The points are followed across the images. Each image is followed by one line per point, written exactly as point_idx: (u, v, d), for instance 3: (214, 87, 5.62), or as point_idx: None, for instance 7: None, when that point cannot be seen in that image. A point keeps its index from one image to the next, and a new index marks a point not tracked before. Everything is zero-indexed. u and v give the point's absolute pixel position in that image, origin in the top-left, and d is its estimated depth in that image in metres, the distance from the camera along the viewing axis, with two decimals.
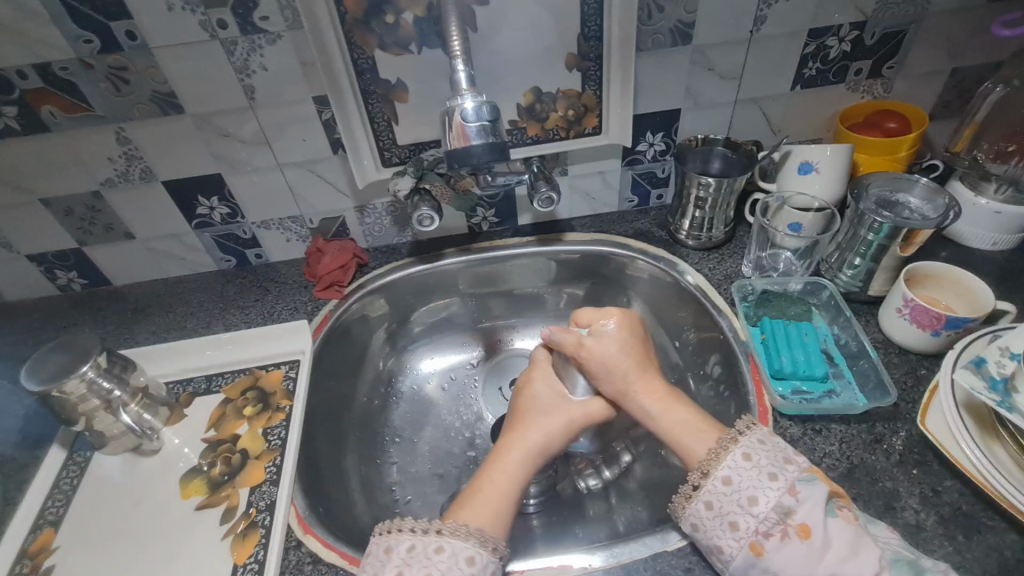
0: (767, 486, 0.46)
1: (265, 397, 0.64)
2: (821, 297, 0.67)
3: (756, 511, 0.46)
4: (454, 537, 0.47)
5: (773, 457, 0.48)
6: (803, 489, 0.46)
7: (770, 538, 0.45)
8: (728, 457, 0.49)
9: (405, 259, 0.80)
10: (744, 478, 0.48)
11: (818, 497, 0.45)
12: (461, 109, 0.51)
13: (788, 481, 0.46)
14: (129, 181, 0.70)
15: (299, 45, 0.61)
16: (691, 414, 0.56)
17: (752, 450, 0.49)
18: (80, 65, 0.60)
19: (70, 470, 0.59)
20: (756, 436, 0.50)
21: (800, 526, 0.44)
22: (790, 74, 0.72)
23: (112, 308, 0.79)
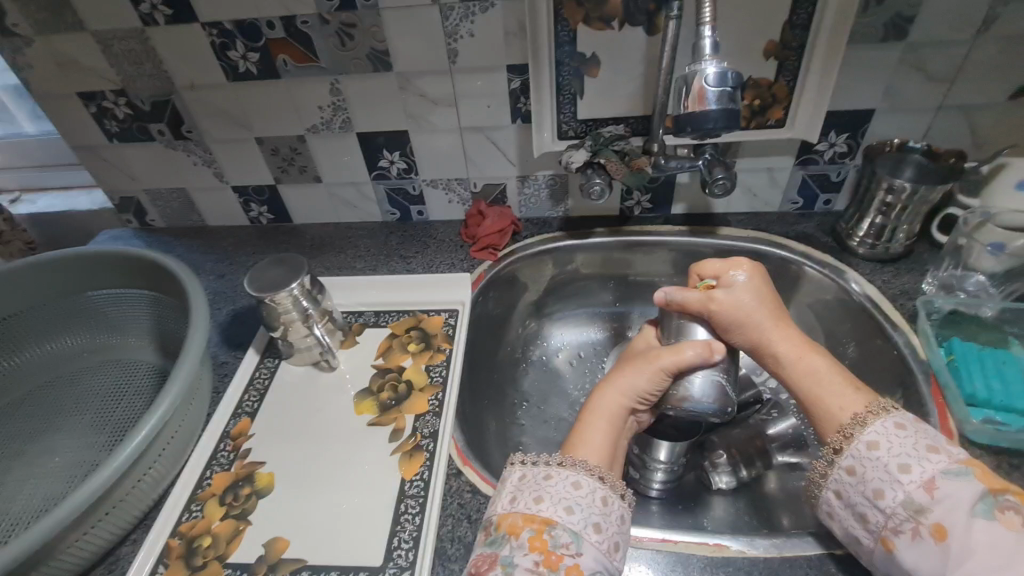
0: (896, 480, 0.44)
1: (427, 338, 0.69)
2: (1023, 327, 0.60)
3: (881, 505, 0.45)
4: (584, 474, 0.48)
5: (908, 445, 0.45)
6: (943, 485, 0.42)
7: (900, 535, 0.43)
8: (861, 436, 0.47)
9: (556, 232, 0.83)
10: (872, 467, 0.46)
11: (963, 494, 0.41)
12: (702, 75, 0.50)
13: (923, 475, 0.44)
14: (330, 129, 0.78)
15: (509, 15, 0.65)
16: (826, 369, 0.53)
17: (883, 437, 0.47)
18: (319, 20, 0.68)
19: (262, 371, 0.67)
20: (888, 421, 0.47)
21: (934, 526, 0.41)
22: (1014, 82, 0.66)
23: (292, 242, 0.88)
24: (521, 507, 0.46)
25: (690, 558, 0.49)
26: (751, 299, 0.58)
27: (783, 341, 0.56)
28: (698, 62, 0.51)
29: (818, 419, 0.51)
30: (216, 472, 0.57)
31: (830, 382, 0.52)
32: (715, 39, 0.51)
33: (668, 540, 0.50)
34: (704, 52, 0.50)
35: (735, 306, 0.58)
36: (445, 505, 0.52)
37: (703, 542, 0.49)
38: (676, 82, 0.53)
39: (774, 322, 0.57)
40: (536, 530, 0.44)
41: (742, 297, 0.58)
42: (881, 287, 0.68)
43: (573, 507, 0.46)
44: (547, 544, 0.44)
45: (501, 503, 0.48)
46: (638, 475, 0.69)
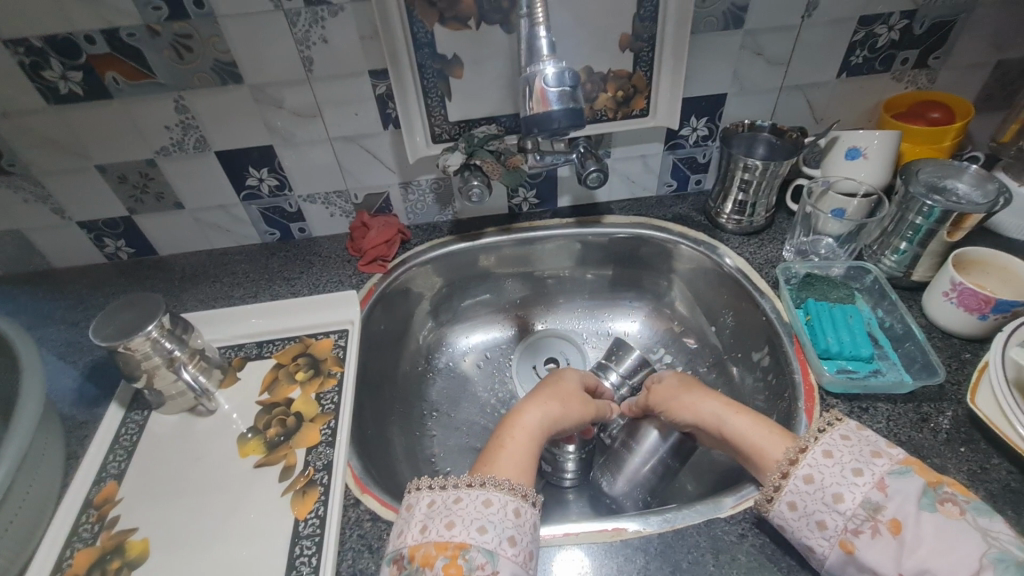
0: (852, 483, 0.42)
1: (316, 364, 0.65)
2: (864, 281, 0.67)
3: (840, 508, 0.42)
4: (498, 492, 0.47)
5: (858, 451, 0.44)
6: (893, 483, 0.41)
7: (859, 535, 0.41)
8: (811, 450, 0.45)
9: (446, 236, 0.81)
10: (829, 476, 0.44)
11: (910, 490, 0.40)
12: (541, 76, 0.52)
13: (874, 475, 0.42)
14: (183, 150, 0.72)
15: (360, 18, 0.62)
16: (753, 426, 0.53)
17: (833, 448, 0.45)
18: (147, 32, 0.61)
19: (129, 427, 0.60)
20: (836, 434, 0.46)
21: (890, 522, 0.40)
22: (836, 61, 0.73)
23: (158, 276, 0.80)
24: (432, 537, 0.45)
25: (592, 546, 0.50)
26: (679, 380, 0.64)
27: (706, 403, 0.59)
28: (536, 63, 0.52)
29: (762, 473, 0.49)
30: (78, 549, 0.51)
31: (761, 428, 0.53)
32: (551, 40, 0.53)
33: (570, 534, 0.51)
34: (540, 54, 0.52)
35: (669, 393, 0.63)
36: (343, 540, 0.50)
37: (602, 529, 0.51)
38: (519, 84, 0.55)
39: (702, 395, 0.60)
40: (449, 556, 0.43)
41: (672, 384, 0.64)
42: (749, 259, 0.74)
43: (486, 526, 0.45)
44: (462, 570, 0.43)
45: (412, 534, 0.46)
46: (548, 468, 0.69)
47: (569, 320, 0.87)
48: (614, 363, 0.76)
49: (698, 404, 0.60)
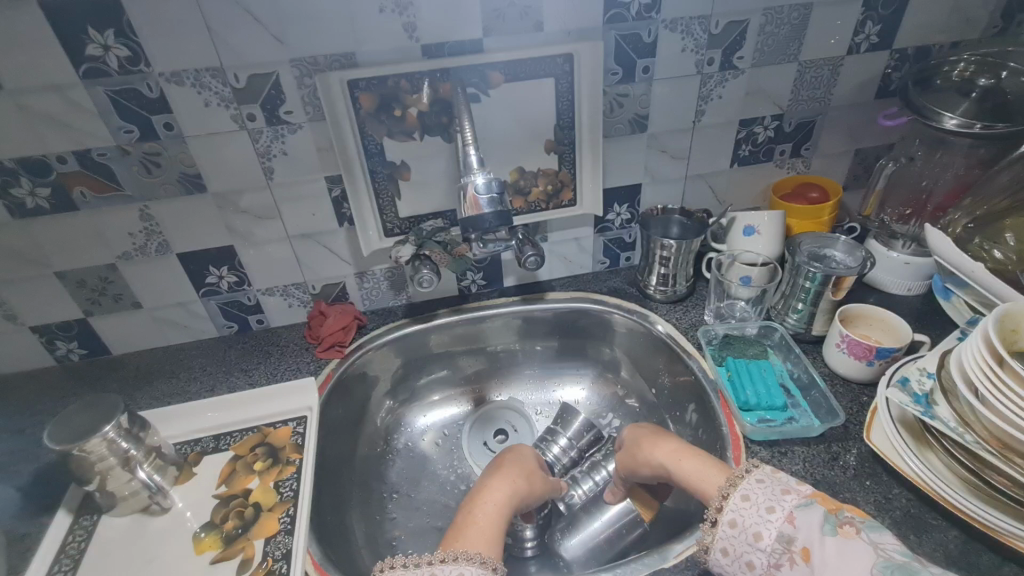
0: (767, 520, 0.48)
1: (274, 452, 0.66)
2: (774, 338, 0.77)
3: (761, 545, 0.48)
4: (470, 566, 0.51)
5: (770, 492, 0.50)
6: (799, 515, 0.47)
7: (781, 569, 0.46)
8: (735, 492, 0.51)
9: (401, 319, 0.87)
10: (749, 516, 0.49)
11: (814, 519, 0.46)
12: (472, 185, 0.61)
13: (783, 511, 0.48)
14: (146, 253, 0.76)
15: (317, 134, 0.70)
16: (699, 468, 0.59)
17: (751, 490, 0.51)
18: (118, 151, 0.67)
19: (77, 534, 0.59)
20: (752, 478, 0.52)
21: (802, 550, 0.45)
22: (728, 154, 0.87)
23: (111, 376, 0.81)
24: None
25: None
26: (648, 432, 0.68)
27: (662, 449, 0.64)
28: (468, 173, 0.62)
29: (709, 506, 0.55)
30: None
31: (705, 467, 0.59)
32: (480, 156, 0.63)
33: None
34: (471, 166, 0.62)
35: (627, 451, 0.68)
36: None
37: None
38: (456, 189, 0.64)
39: (658, 442, 0.65)
40: None
41: (638, 436, 0.68)
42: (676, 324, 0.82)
43: None
44: None
45: None
46: (510, 540, 0.71)
47: (522, 391, 0.92)
48: (562, 426, 0.82)
49: (654, 452, 0.64)
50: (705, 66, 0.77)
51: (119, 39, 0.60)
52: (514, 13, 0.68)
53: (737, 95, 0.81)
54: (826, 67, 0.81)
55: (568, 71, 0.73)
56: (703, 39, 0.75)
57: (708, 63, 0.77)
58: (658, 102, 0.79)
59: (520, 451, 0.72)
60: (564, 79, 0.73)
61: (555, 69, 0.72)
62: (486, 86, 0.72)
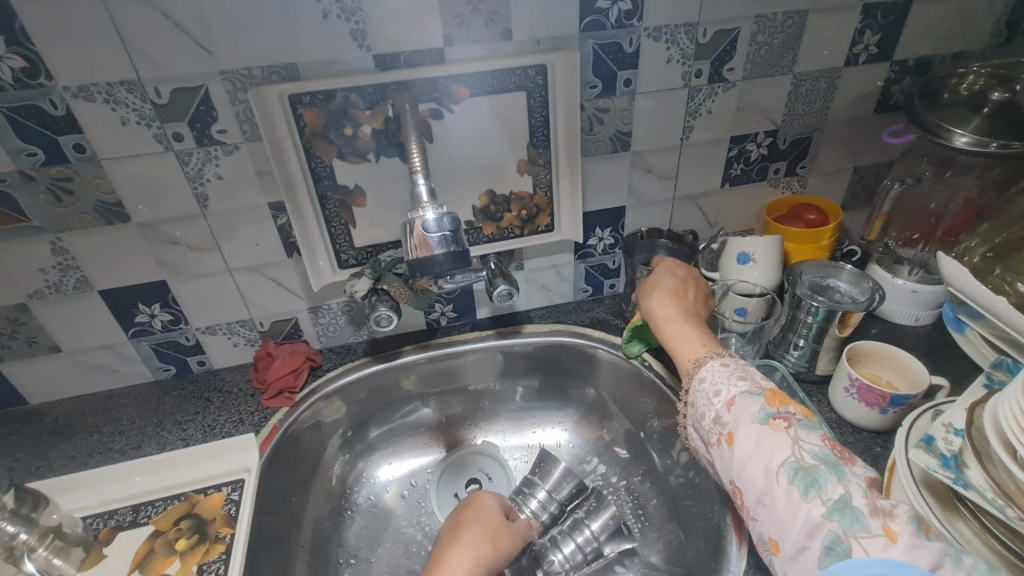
0: (711, 401, 0.51)
1: (202, 527, 0.57)
2: (775, 378, 0.67)
3: (703, 424, 0.52)
4: None
5: (727, 376, 0.52)
6: (739, 402, 0.49)
7: (714, 446, 0.50)
8: (698, 373, 0.54)
9: (361, 358, 0.78)
10: (699, 397, 0.53)
11: (750, 409, 0.48)
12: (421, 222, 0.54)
13: (728, 395, 0.50)
14: (61, 292, 0.66)
15: (256, 156, 0.62)
16: (689, 332, 0.59)
17: (710, 374, 0.53)
18: (20, 177, 0.58)
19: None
20: (714, 364, 0.53)
21: (728, 433, 0.48)
22: (719, 174, 0.80)
23: (24, 431, 0.70)
24: None
25: None
26: (671, 282, 0.65)
27: (666, 305, 0.62)
28: (415, 211, 0.54)
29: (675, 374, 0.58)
30: None
31: (693, 335, 0.59)
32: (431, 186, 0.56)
33: None
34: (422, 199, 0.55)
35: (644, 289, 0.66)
36: None
37: None
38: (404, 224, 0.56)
39: (668, 296, 0.63)
40: None
41: (658, 280, 0.65)
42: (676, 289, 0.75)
43: None
44: None
45: None
46: None
47: (500, 436, 0.83)
48: (541, 478, 0.74)
49: (661, 302, 0.63)
50: (693, 78, 0.70)
51: (12, 48, 0.51)
52: (478, 20, 0.60)
53: (728, 110, 0.74)
54: (822, 79, 0.74)
55: (541, 84, 0.65)
56: (689, 49, 0.68)
57: (696, 75, 0.70)
58: (642, 118, 0.71)
59: (480, 497, 0.64)
60: (537, 93, 0.66)
61: (526, 81, 0.65)
62: (448, 101, 0.64)
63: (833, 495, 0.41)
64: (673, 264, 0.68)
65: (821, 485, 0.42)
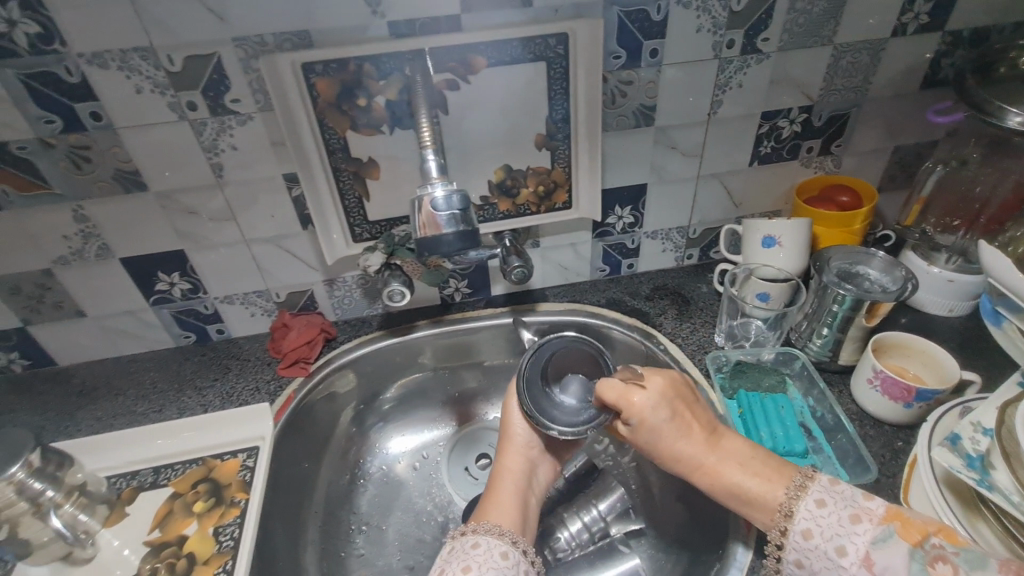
0: (839, 564, 0.45)
1: (218, 491, 0.59)
2: (794, 367, 0.67)
3: None
4: (487, 536, 0.52)
5: (837, 521, 0.46)
6: (878, 557, 0.43)
7: None
8: (794, 527, 0.47)
9: (375, 332, 0.78)
10: (814, 559, 0.46)
11: (897, 561, 0.42)
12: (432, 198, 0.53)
13: (859, 551, 0.44)
14: (84, 258, 0.67)
15: (270, 126, 0.61)
16: (746, 474, 0.51)
17: (812, 522, 0.47)
18: (40, 144, 0.58)
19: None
20: (809, 502, 0.47)
21: None
22: (747, 151, 0.76)
23: (55, 391, 0.73)
24: None
25: None
26: (667, 422, 0.54)
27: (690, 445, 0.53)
28: (426, 184, 0.54)
29: (754, 515, 0.50)
30: None
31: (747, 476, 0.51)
32: (441, 161, 0.55)
33: None
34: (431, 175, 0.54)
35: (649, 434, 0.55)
36: None
37: None
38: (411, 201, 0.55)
39: (683, 435, 0.54)
40: None
41: (654, 423, 0.54)
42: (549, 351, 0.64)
43: (469, 566, 0.49)
44: None
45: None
46: None
47: None
48: None
49: (684, 451, 0.54)
50: (724, 49, 0.66)
51: (26, 13, 0.51)
52: None
53: (760, 84, 0.70)
54: (865, 50, 0.69)
55: (562, 54, 0.63)
56: (722, 17, 0.64)
57: (728, 45, 0.66)
58: (667, 91, 0.68)
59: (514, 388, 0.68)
60: (557, 63, 0.63)
61: (547, 51, 0.62)
62: (465, 71, 0.61)
63: None
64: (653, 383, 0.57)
65: None
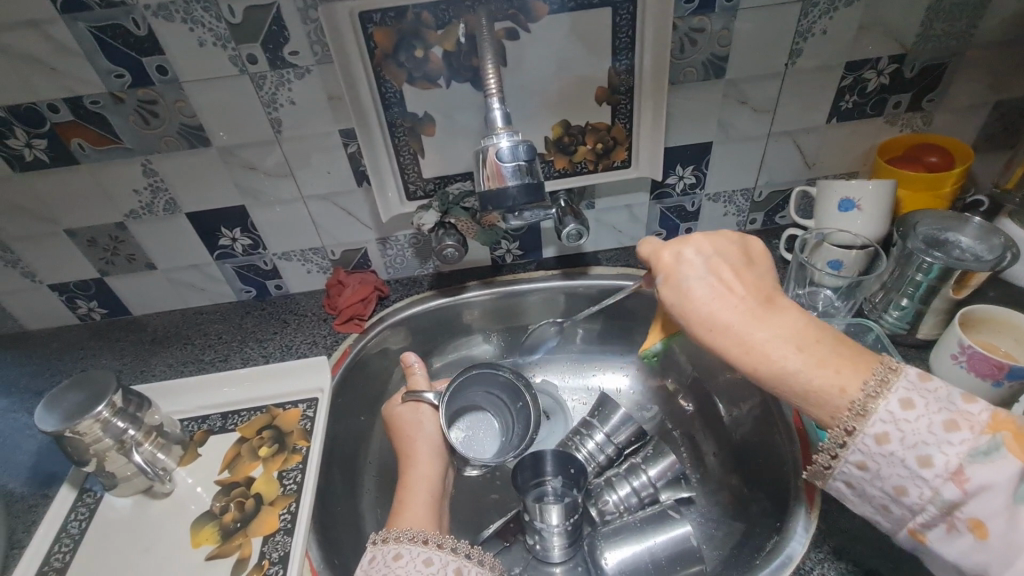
0: (918, 477, 0.39)
1: (281, 437, 0.62)
2: (867, 339, 0.62)
3: (905, 501, 0.40)
4: (408, 544, 0.48)
5: (920, 428, 0.40)
6: (973, 473, 0.38)
7: (932, 528, 0.40)
8: (860, 428, 0.41)
9: (426, 291, 0.78)
10: (882, 464, 0.41)
11: (997, 480, 0.37)
12: (496, 149, 0.53)
13: (948, 464, 0.39)
14: (153, 212, 0.70)
15: (328, 80, 0.60)
16: (802, 364, 0.43)
17: (891, 427, 0.41)
18: (110, 99, 0.60)
19: (62, 544, 0.55)
20: (893, 401, 0.41)
21: (970, 520, 0.38)
22: (827, 106, 0.70)
23: (130, 338, 0.78)
24: None
25: None
26: (701, 281, 0.49)
27: (727, 309, 0.47)
28: (491, 136, 0.53)
29: (810, 408, 0.44)
30: None
31: (817, 357, 0.43)
32: (505, 111, 0.54)
33: None
34: (495, 125, 0.53)
35: (677, 292, 0.50)
36: None
37: None
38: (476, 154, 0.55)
39: (725, 298, 0.48)
40: None
41: (691, 282, 0.50)
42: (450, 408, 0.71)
43: None
44: None
45: None
46: (537, 545, 0.64)
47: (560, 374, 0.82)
48: (600, 420, 0.72)
49: (726, 321, 0.47)
50: None
51: None
52: None
53: (848, 30, 0.63)
54: None
55: None
56: None
57: None
58: (742, 39, 0.63)
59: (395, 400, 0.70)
60: (623, 9, 0.59)
61: None
62: (526, 18, 0.59)
63: None
64: (710, 240, 0.52)
65: None
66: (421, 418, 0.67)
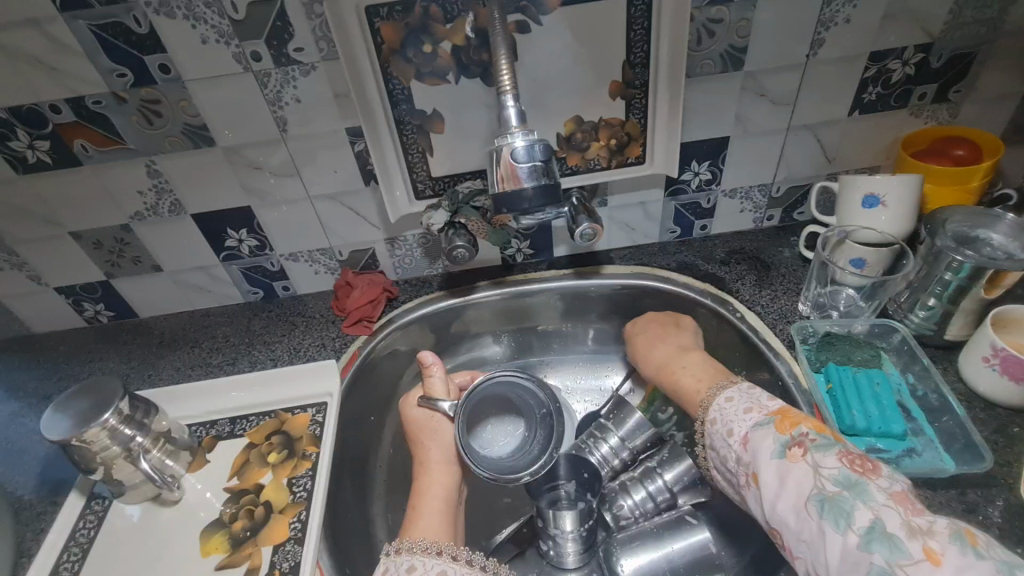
0: (727, 443, 0.51)
1: (291, 443, 0.61)
2: (892, 340, 0.61)
3: (729, 466, 0.51)
4: (423, 555, 0.48)
5: (736, 410, 0.52)
6: (754, 437, 0.49)
7: (743, 488, 0.49)
8: (708, 416, 0.54)
9: (435, 292, 0.77)
10: (715, 438, 0.53)
11: (765, 442, 0.47)
12: (511, 148, 0.51)
13: (741, 432, 0.50)
14: (158, 214, 0.69)
15: (334, 77, 0.59)
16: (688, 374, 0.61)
17: (720, 413, 0.53)
18: (113, 99, 0.59)
19: (71, 552, 0.54)
20: (722, 398, 0.54)
21: (753, 473, 0.47)
22: (849, 98, 0.67)
23: (137, 341, 0.77)
24: None
25: None
26: (642, 333, 0.71)
27: (658, 349, 0.67)
28: (506, 135, 0.51)
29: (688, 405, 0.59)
30: None
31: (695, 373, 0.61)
32: (521, 108, 0.52)
33: None
34: (510, 123, 0.51)
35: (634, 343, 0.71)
36: None
37: None
38: (491, 151, 0.53)
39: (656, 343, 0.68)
40: None
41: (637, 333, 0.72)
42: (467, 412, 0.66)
43: None
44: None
45: None
46: (548, 549, 0.63)
47: (571, 374, 0.80)
48: (614, 424, 0.69)
49: (653, 357, 0.67)
50: None
51: None
52: None
53: (872, 19, 0.61)
54: None
55: None
56: None
57: None
58: (761, 30, 0.60)
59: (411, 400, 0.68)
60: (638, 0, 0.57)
61: None
62: (537, 11, 0.57)
63: (862, 523, 0.39)
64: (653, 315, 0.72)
65: (848, 514, 0.40)
66: (437, 424, 0.65)
